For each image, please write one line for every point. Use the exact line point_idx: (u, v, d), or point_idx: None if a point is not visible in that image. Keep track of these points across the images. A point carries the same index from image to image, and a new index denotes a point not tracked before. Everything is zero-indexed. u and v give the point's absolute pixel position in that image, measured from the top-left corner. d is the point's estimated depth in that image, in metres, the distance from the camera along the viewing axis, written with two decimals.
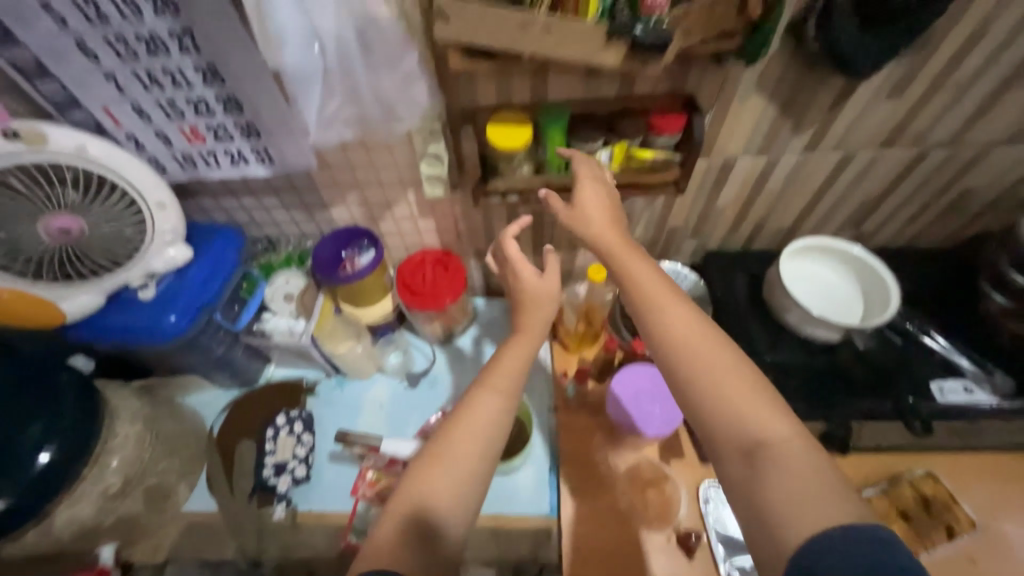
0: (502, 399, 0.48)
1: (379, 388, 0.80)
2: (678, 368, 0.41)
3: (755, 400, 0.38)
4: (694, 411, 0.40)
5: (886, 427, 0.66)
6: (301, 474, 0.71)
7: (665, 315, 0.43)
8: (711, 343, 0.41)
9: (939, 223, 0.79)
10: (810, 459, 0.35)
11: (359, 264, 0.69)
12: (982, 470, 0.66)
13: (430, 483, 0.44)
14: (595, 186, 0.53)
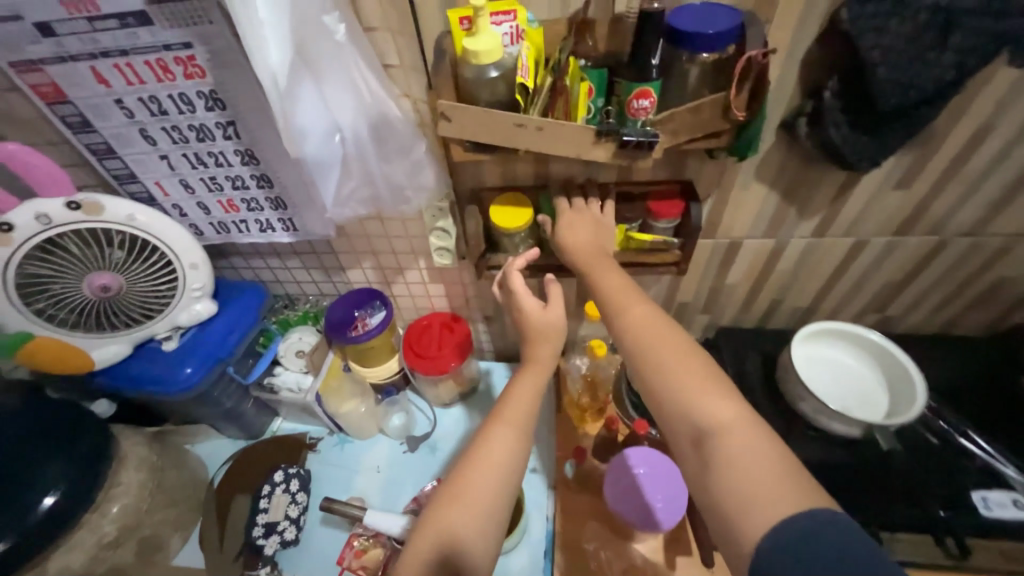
0: (513, 434, 0.48)
1: (378, 449, 0.80)
2: (641, 366, 0.43)
3: (711, 396, 0.39)
4: (660, 407, 0.41)
5: (919, 542, 0.58)
6: (291, 537, 0.71)
7: (626, 317, 0.46)
8: (673, 345, 0.43)
9: (973, 312, 0.74)
10: (760, 442, 0.36)
11: (370, 324, 0.74)
12: None
13: (438, 540, 0.43)
14: (582, 220, 0.55)
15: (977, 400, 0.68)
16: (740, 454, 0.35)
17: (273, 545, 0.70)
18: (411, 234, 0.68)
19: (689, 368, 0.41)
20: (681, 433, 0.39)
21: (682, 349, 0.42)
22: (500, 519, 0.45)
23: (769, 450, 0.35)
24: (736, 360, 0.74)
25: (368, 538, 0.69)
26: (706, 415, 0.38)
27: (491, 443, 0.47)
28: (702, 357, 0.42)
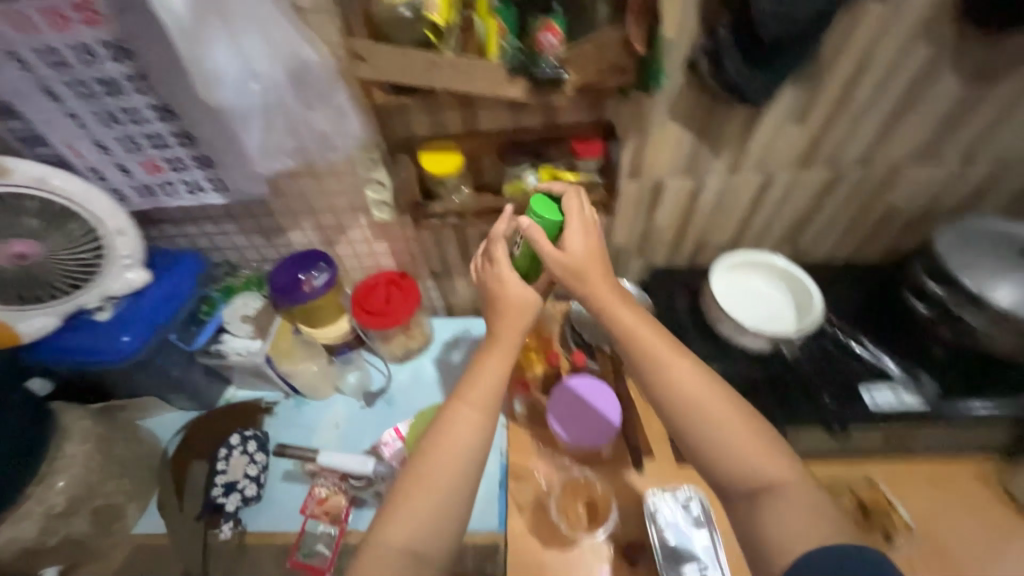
0: (476, 417, 0.49)
1: (335, 405, 0.82)
2: (695, 421, 0.48)
3: (762, 450, 0.47)
4: (716, 459, 0.47)
5: (810, 433, 0.68)
6: (252, 495, 0.72)
7: (672, 373, 0.50)
8: (721, 402, 0.49)
9: (872, 238, 0.83)
10: (810, 495, 0.44)
11: (316, 284, 0.72)
12: (918, 477, 0.69)
13: (412, 525, 0.45)
14: (582, 228, 0.53)
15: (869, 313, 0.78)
16: (790, 501, 0.44)
17: (232, 501, 0.71)
18: (348, 190, 0.69)
19: (740, 424, 0.48)
20: (735, 480, 0.47)
21: (729, 404, 0.49)
22: (464, 495, 0.47)
23: (811, 494, 0.45)
24: (666, 295, 0.81)
25: (330, 487, 0.71)
26: (760, 468, 0.46)
27: (457, 425, 0.48)
28: (744, 409, 0.49)
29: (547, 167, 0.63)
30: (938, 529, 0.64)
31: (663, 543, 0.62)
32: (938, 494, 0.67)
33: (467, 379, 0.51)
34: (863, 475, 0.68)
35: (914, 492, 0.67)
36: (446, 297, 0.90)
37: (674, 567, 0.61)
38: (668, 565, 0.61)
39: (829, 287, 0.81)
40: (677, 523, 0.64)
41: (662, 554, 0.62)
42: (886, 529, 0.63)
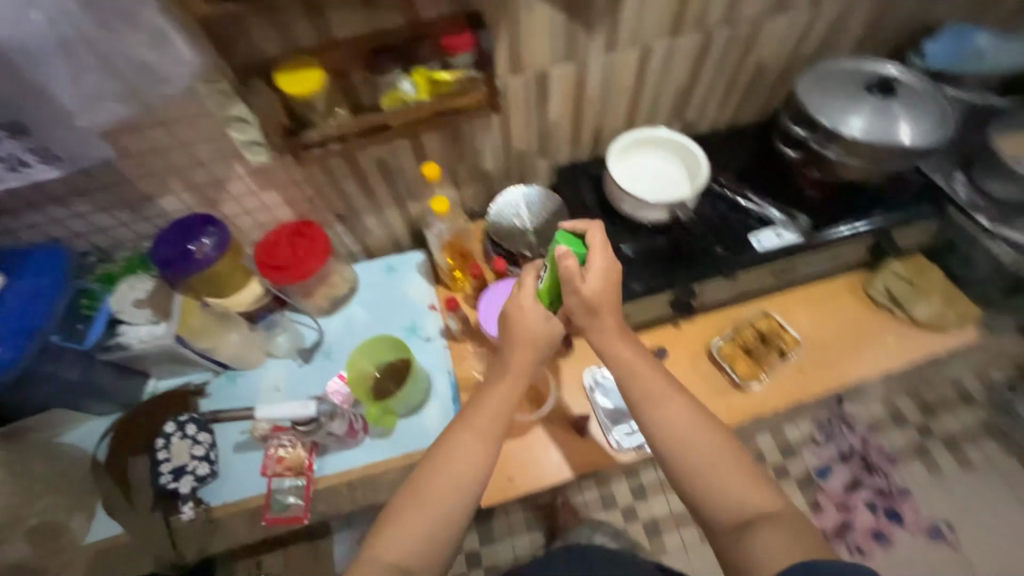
0: (484, 440, 0.54)
1: (274, 368, 0.80)
2: (689, 457, 0.51)
3: (751, 485, 0.49)
4: (706, 491, 0.50)
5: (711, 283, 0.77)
6: (204, 473, 0.71)
7: (672, 413, 0.53)
8: (716, 434, 0.52)
9: (750, 98, 0.88)
10: (792, 520, 0.46)
11: (207, 248, 0.67)
12: (806, 303, 0.85)
13: (400, 543, 0.48)
14: (604, 256, 0.59)
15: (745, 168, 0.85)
16: (776, 523, 0.46)
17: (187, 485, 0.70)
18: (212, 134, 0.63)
19: (742, 463, 0.51)
20: (722, 514, 0.49)
21: (724, 437, 0.52)
22: (456, 512, 0.50)
23: (796, 524, 0.46)
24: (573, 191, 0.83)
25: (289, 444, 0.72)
26: (753, 505, 0.48)
27: (459, 444, 0.53)
28: (736, 450, 0.52)
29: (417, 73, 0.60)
30: (818, 335, 0.82)
31: (607, 407, 0.76)
32: (817, 310, 0.85)
33: (473, 405, 0.56)
34: (760, 310, 0.84)
35: (799, 314, 0.85)
36: (359, 238, 0.86)
37: (616, 424, 0.75)
38: (612, 423, 0.75)
39: (716, 154, 0.87)
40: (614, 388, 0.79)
41: (607, 415, 0.76)
42: (780, 347, 0.80)
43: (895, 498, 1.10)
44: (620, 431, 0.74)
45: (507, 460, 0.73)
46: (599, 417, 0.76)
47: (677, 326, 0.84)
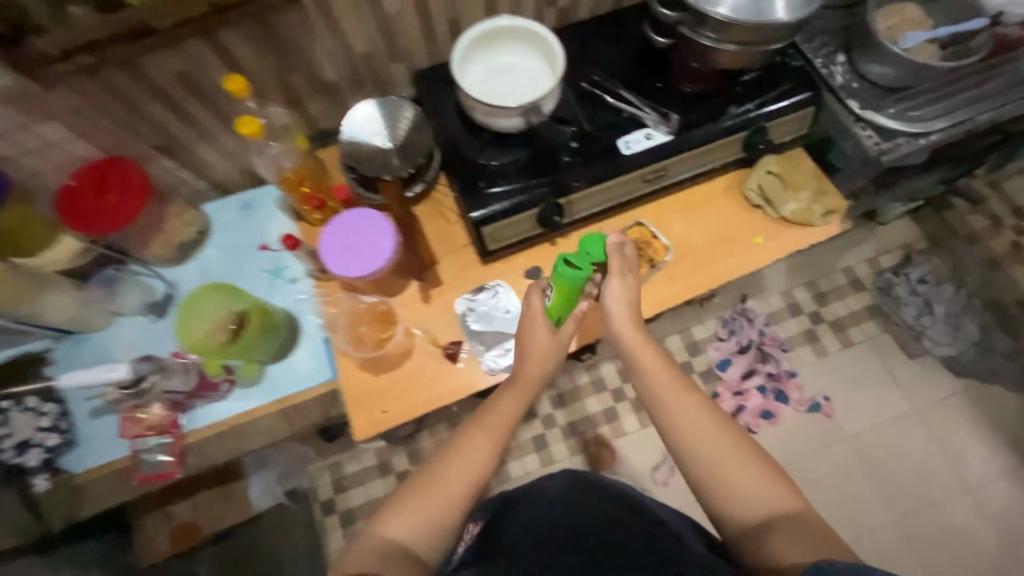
0: (481, 438, 0.74)
1: (291, 294, 0.97)
2: (723, 465, 0.68)
3: (773, 489, 0.67)
4: (731, 493, 0.67)
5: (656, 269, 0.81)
6: (222, 389, 0.89)
7: (684, 410, 0.72)
8: (744, 447, 0.70)
9: None
10: (807, 529, 0.63)
11: (334, 250, 0.80)
12: (681, 208, 0.99)
13: (409, 525, 0.68)
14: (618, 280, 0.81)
15: (701, 153, 0.93)
16: (785, 522, 0.64)
17: (151, 393, 0.79)
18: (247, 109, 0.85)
19: (753, 456, 0.69)
20: (748, 517, 0.66)
21: (750, 453, 0.69)
22: (452, 507, 0.70)
23: (806, 531, 0.63)
24: (540, 161, 0.87)
25: (296, 330, 0.94)
26: (772, 506, 0.66)
27: (460, 447, 0.74)
28: (755, 446, 0.70)
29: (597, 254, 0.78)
30: (691, 237, 0.97)
31: (478, 337, 0.92)
32: (693, 212, 0.99)
33: (484, 411, 0.77)
34: (634, 220, 0.98)
35: (677, 220, 0.99)
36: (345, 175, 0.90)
37: (488, 349, 0.91)
38: (484, 348, 0.91)
39: (683, 136, 0.89)
40: (485, 310, 0.94)
41: (479, 343, 0.92)
42: (651, 255, 0.96)
43: (782, 378, 1.61)
44: (494, 354, 0.91)
45: (472, 371, 0.90)
46: (472, 348, 0.91)
47: (553, 244, 0.97)
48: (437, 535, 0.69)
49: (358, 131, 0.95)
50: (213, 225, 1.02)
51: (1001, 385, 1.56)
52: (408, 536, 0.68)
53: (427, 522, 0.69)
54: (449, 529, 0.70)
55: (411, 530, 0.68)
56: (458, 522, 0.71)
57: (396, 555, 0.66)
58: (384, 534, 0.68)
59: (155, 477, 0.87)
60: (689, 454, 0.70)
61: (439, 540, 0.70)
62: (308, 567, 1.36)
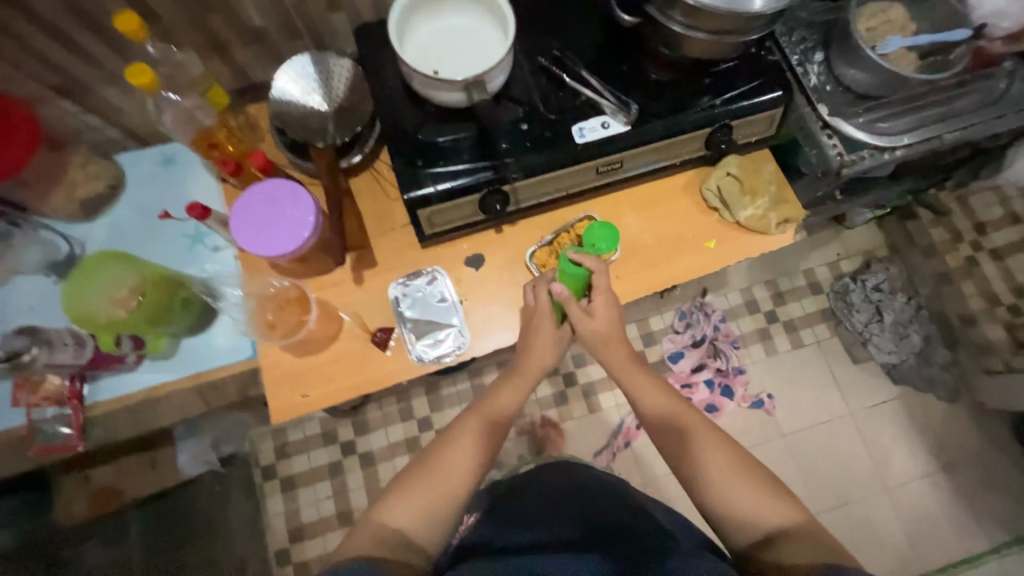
0: (483, 427, 0.76)
1: (211, 263, 0.90)
2: (724, 478, 0.71)
3: (776, 503, 0.69)
4: (735, 505, 0.69)
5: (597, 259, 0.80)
6: (127, 359, 0.83)
7: (688, 423, 0.76)
8: (750, 465, 0.72)
9: None
10: (813, 539, 0.64)
11: (248, 223, 0.74)
12: (635, 204, 0.95)
13: (411, 509, 0.68)
14: None
15: (661, 147, 0.87)
16: (790, 535, 0.65)
17: (33, 366, 0.74)
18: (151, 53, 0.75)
19: (755, 474, 0.71)
20: (753, 530, 0.67)
21: (749, 471, 0.71)
22: (451, 496, 0.70)
23: (809, 541, 0.64)
24: (484, 142, 0.80)
25: (214, 300, 0.87)
26: (777, 520, 0.67)
27: (465, 434, 0.75)
28: (758, 465, 0.72)
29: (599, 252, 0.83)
30: (641, 236, 0.94)
31: (410, 324, 0.89)
32: (648, 210, 0.95)
33: (485, 405, 0.79)
34: (585, 214, 0.94)
35: (630, 217, 0.95)
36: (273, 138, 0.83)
37: (420, 337, 0.89)
38: (416, 336, 0.88)
39: (641, 127, 0.83)
40: (420, 296, 0.90)
41: (411, 330, 0.89)
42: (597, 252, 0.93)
43: (731, 373, 1.64)
44: (424, 344, 0.88)
45: (400, 361, 0.87)
46: (403, 335, 0.88)
47: (498, 232, 0.93)
48: (431, 523, 0.68)
49: (289, 87, 0.85)
50: (127, 180, 0.92)
51: (934, 394, 1.62)
52: (412, 522, 0.67)
53: (431, 508, 0.68)
54: (451, 516, 0.70)
55: (409, 516, 0.67)
56: (458, 510, 0.71)
57: (396, 542, 0.65)
58: (387, 520, 0.67)
59: (51, 450, 0.81)
60: (696, 467, 0.73)
61: (442, 527, 0.69)
62: (241, 531, 1.35)
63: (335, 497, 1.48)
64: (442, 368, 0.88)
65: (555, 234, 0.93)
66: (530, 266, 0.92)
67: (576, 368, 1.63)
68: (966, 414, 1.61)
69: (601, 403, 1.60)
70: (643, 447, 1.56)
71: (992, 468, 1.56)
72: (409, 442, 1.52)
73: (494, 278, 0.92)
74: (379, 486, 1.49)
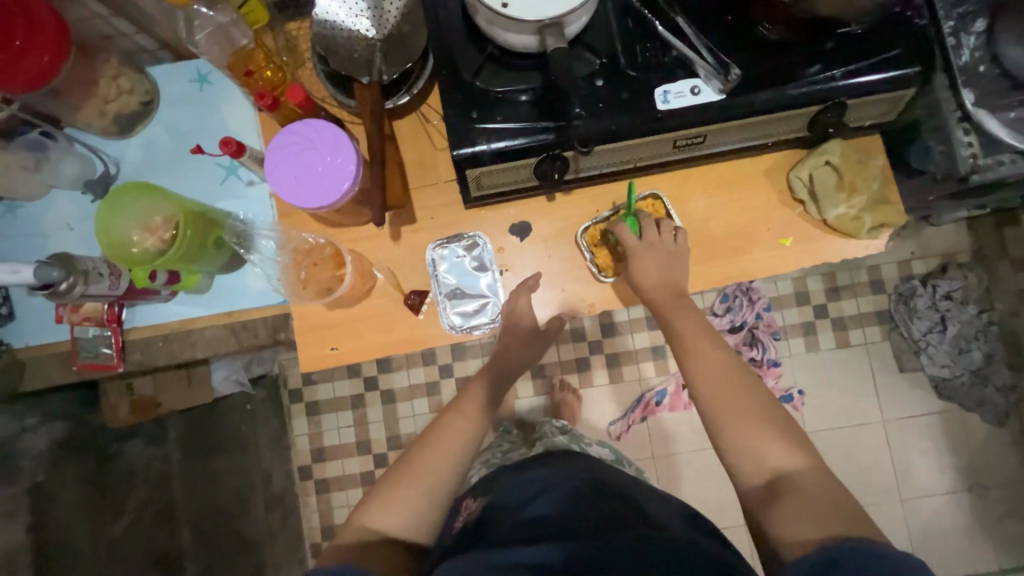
0: (465, 423, 0.79)
1: (246, 201, 0.86)
2: (729, 427, 0.65)
3: (788, 449, 0.62)
4: (738, 450, 0.64)
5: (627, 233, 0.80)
6: (162, 292, 0.84)
7: (705, 360, 0.70)
8: (763, 408, 0.66)
9: None
10: (820, 487, 0.58)
11: (290, 180, 0.68)
12: (707, 184, 0.84)
13: (391, 511, 0.71)
14: (657, 257, 0.79)
15: (754, 124, 0.74)
16: (798, 485, 0.59)
17: (71, 296, 0.72)
18: None
19: (771, 419, 0.65)
20: (756, 477, 0.62)
21: (764, 418, 0.65)
22: (434, 499, 0.73)
23: (819, 493, 0.58)
24: (548, 99, 0.69)
25: (247, 252, 0.83)
26: (782, 467, 0.61)
27: (446, 430, 0.78)
28: (780, 413, 0.65)
29: (635, 216, 0.82)
30: (707, 222, 0.84)
31: (446, 291, 0.85)
32: (721, 193, 0.84)
33: (463, 402, 0.81)
34: (651, 191, 0.85)
35: (698, 199, 0.85)
36: (324, 65, 0.77)
37: (455, 304, 0.85)
38: (450, 302, 0.85)
39: (737, 98, 0.69)
40: (457, 261, 0.85)
41: (447, 297, 0.85)
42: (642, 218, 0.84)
43: (765, 366, 1.54)
44: (458, 311, 0.85)
45: (432, 326, 0.84)
46: (438, 301, 0.84)
47: (550, 199, 0.85)
48: (415, 524, 0.71)
49: (334, 9, 0.74)
50: (161, 96, 0.86)
51: (980, 415, 1.52)
52: (397, 528, 0.70)
53: (415, 512, 0.72)
54: (435, 514, 0.73)
55: (389, 514, 0.71)
56: (441, 507, 0.74)
57: (381, 543, 0.69)
58: (370, 524, 0.70)
59: (93, 368, 0.84)
60: (706, 408, 0.67)
61: (429, 528, 0.73)
62: (268, 446, 1.45)
63: (355, 427, 1.55)
64: (474, 339, 0.85)
65: (613, 211, 0.84)
66: (580, 243, 0.84)
67: (602, 338, 1.58)
68: (1008, 439, 1.52)
69: (623, 375, 1.57)
70: (659, 424, 1.55)
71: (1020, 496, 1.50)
72: (429, 386, 1.55)
73: (538, 250, 0.86)
74: (396, 424, 1.55)
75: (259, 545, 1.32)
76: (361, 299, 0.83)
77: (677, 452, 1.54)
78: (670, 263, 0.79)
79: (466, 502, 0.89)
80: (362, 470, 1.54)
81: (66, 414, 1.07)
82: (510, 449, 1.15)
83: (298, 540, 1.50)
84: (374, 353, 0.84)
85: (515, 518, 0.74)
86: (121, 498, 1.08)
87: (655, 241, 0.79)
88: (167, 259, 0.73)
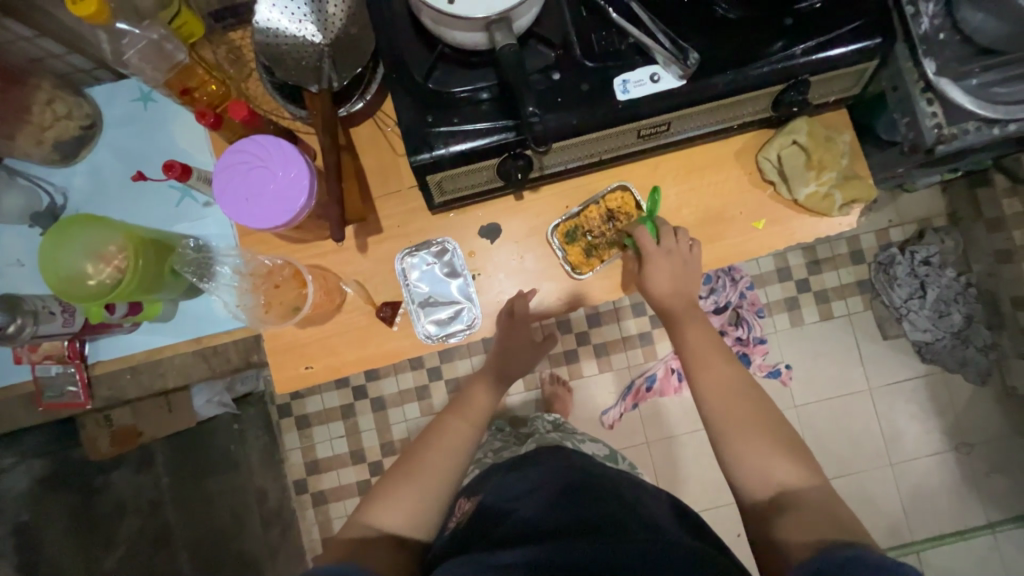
0: (466, 424, 0.78)
1: (204, 221, 0.82)
2: (736, 441, 0.66)
3: (794, 465, 0.64)
4: (740, 459, 0.65)
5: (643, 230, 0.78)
6: (124, 324, 0.81)
7: (714, 370, 0.72)
8: (769, 423, 0.67)
9: None
10: (825, 502, 0.60)
11: (240, 204, 0.66)
12: (676, 172, 0.83)
13: (388, 512, 0.70)
14: (663, 257, 0.78)
15: (718, 108, 0.72)
16: (802, 500, 0.60)
17: (22, 339, 0.71)
18: None
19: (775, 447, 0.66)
20: (761, 492, 0.63)
21: (770, 432, 0.66)
22: (435, 500, 0.72)
23: (822, 508, 0.59)
24: (505, 96, 0.67)
25: (203, 281, 0.78)
26: (787, 482, 0.62)
27: (449, 430, 0.78)
28: (780, 425, 0.67)
29: (654, 222, 0.80)
30: (680, 210, 0.83)
31: (419, 296, 0.83)
32: (690, 179, 0.83)
33: (465, 403, 0.81)
34: (618, 182, 0.83)
35: (668, 188, 0.83)
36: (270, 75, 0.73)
37: (426, 314, 0.83)
38: (422, 311, 0.83)
39: (696, 84, 0.67)
40: (427, 270, 0.83)
41: (418, 304, 0.83)
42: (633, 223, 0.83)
43: (751, 344, 1.55)
44: (431, 320, 0.83)
45: (408, 337, 0.82)
46: (409, 310, 0.82)
47: (518, 197, 0.83)
48: (415, 523, 0.70)
49: (275, 16, 0.70)
50: (104, 119, 0.83)
51: (962, 375, 1.54)
52: (397, 524, 0.69)
53: (415, 513, 0.71)
54: (435, 514, 0.72)
55: (390, 513, 0.70)
56: (441, 507, 0.73)
57: (381, 544, 0.67)
58: (370, 525, 0.69)
59: (60, 406, 0.82)
60: (713, 418, 0.69)
61: (426, 530, 0.71)
62: (259, 464, 1.42)
63: (348, 436, 1.54)
64: (453, 347, 0.84)
65: (583, 206, 0.83)
66: (552, 242, 0.83)
67: (589, 328, 1.58)
68: (991, 397, 1.54)
69: (612, 363, 1.57)
70: (650, 409, 1.55)
71: (1005, 452, 1.53)
72: (419, 390, 1.53)
73: (510, 251, 0.84)
74: (389, 430, 1.53)
75: (259, 564, 1.30)
76: (331, 315, 0.81)
77: (671, 435, 1.55)
78: (677, 275, 0.78)
79: (459, 503, 0.88)
80: (358, 479, 1.53)
81: (45, 451, 1.03)
82: (502, 447, 1.14)
83: (299, 554, 1.48)
84: (350, 368, 0.82)
85: (516, 514, 0.74)
86: (110, 530, 1.05)
87: (671, 250, 0.78)
88: (124, 290, 0.70)
